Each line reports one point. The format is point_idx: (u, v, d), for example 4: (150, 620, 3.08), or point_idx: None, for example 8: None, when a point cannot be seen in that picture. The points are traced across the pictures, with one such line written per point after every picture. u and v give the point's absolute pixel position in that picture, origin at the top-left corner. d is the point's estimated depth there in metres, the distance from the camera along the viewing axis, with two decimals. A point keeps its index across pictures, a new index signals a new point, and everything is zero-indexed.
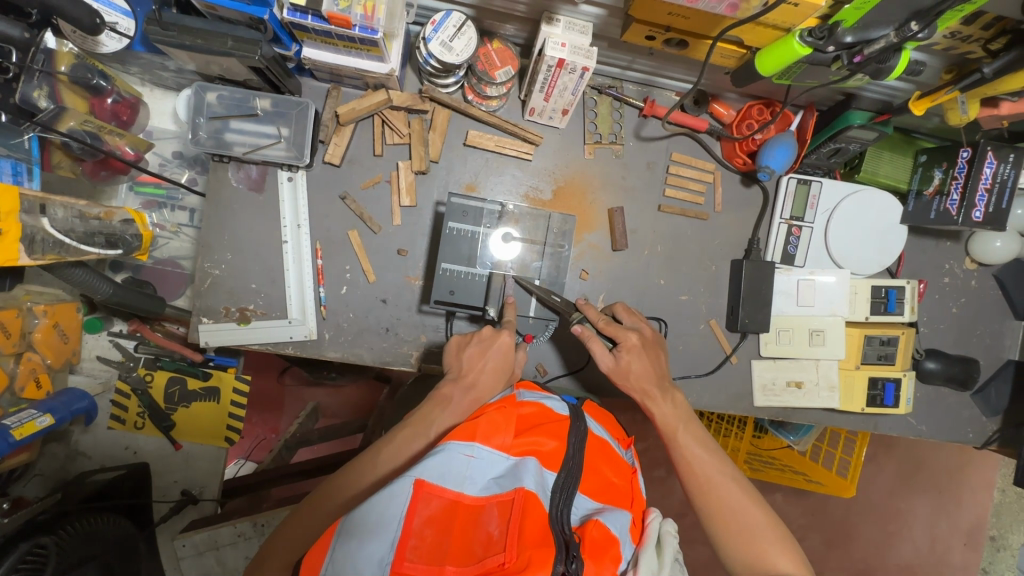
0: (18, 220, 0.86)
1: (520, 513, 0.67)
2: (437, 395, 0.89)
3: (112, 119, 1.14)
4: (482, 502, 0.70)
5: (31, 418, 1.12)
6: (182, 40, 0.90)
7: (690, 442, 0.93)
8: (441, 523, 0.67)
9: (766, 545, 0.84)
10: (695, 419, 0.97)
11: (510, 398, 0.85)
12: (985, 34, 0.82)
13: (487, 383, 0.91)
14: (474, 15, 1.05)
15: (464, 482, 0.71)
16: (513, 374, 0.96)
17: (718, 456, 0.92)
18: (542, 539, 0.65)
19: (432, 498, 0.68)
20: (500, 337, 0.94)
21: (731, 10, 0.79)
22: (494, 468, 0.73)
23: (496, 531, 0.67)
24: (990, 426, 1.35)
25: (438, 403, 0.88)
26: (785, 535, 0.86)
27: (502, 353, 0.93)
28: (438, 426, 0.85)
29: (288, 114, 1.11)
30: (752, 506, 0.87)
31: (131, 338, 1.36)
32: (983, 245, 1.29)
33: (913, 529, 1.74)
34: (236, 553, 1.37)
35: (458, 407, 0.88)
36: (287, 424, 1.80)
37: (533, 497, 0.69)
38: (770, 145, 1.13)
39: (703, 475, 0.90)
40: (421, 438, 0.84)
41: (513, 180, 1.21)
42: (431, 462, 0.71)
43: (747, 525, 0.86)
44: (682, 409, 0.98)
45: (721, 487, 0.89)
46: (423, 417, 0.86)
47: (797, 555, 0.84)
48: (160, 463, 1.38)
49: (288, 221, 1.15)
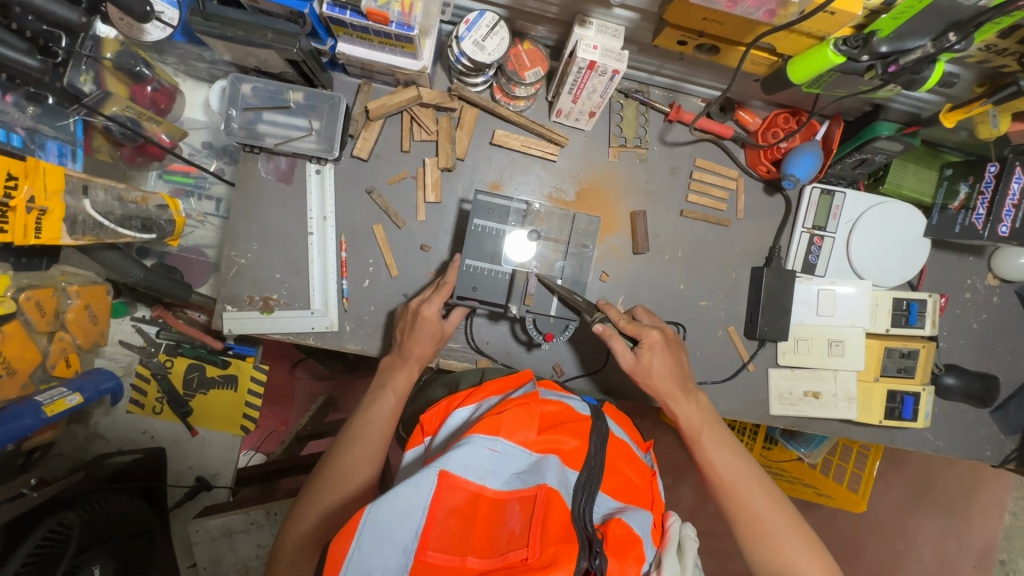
0: (62, 200, 0.89)
1: (542, 510, 0.68)
2: (386, 365, 1.07)
3: (150, 106, 1.16)
4: (505, 496, 0.71)
5: (62, 396, 1.15)
6: (224, 31, 0.92)
7: (714, 445, 0.94)
8: (464, 515, 0.68)
9: (792, 553, 0.84)
10: (719, 422, 0.98)
11: (533, 395, 0.84)
12: (1021, 49, 0.82)
13: (422, 347, 1.05)
14: (507, 16, 1.07)
15: (487, 476, 0.71)
16: (443, 336, 1.08)
17: (743, 460, 0.93)
18: (565, 535, 0.65)
19: (455, 489, 0.69)
20: (420, 313, 1.06)
21: (768, 16, 0.80)
22: (516, 463, 0.74)
23: (518, 527, 0.67)
24: (1007, 444, 1.33)
25: (387, 369, 1.06)
26: (811, 541, 0.86)
27: (434, 330, 1.06)
28: (394, 384, 1.03)
29: (319, 107, 1.12)
30: (779, 513, 0.87)
31: (153, 325, 1.39)
32: (1006, 261, 1.28)
33: (922, 548, 1.71)
34: (249, 540, 1.38)
35: (404, 384, 1.03)
36: (297, 416, 1.82)
37: (555, 494, 0.69)
38: (795, 153, 1.14)
39: (728, 479, 0.91)
40: (391, 401, 1.00)
41: (537, 180, 1.22)
42: (456, 453, 0.71)
43: (774, 532, 0.86)
44: (705, 412, 0.98)
45: (745, 491, 0.89)
46: (378, 382, 1.05)
47: (825, 564, 0.84)
48: (176, 449, 1.40)
49: (314, 214, 1.17)
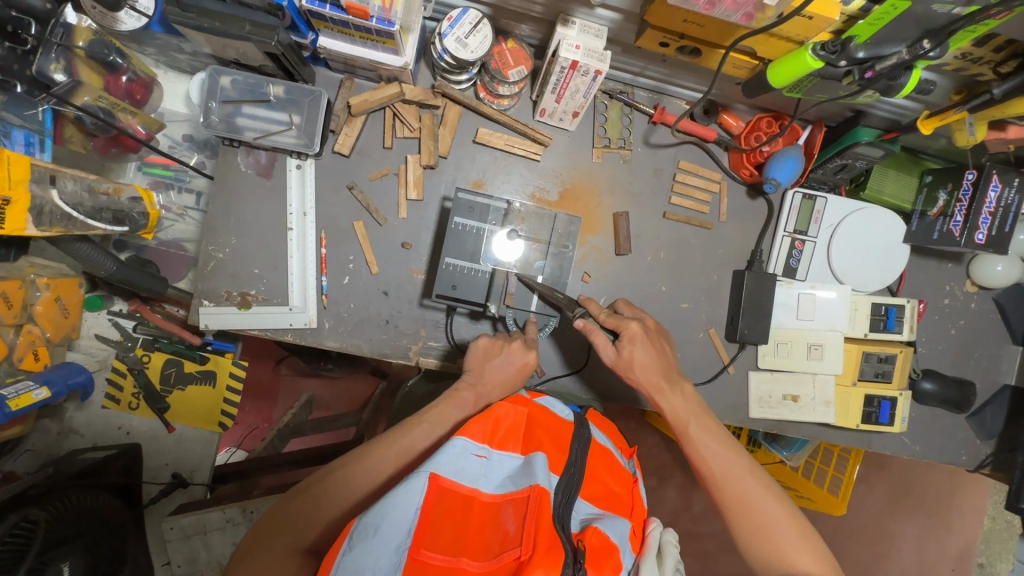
0: (28, 190, 0.87)
1: (535, 511, 0.67)
2: (455, 394, 0.90)
3: (126, 97, 1.15)
4: (498, 500, 0.71)
5: (28, 390, 1.12)
6: (201, 22, 0.91)
7: (703, 437, 0.93)
8: (458, 517, 0.69)
9: (784, 543, 0.84)
10: (706, 411, 0.96)
11: (523, 398, 0.86)
12: (996, 57, 0.83)
13: (492, 381, 0.94)
14: (491, 14, 1.06)
15: (480, 479, 0.73)
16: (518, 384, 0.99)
17: (733, 450, 0.91)
18: (553, 542, 0.64)
19: (447, 492, 0.70)
20: (511, 343, 0.97)
21: (746, 19, 0.81)
22: (506, 469, 0.76)
23: (513, 527, 0.68)
24: (983, 449, 1.35)
25: (453, 402, 0.89)
26: (804, 529, 0.86)
27: (523, 360, 0.96)
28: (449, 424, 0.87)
29: (300, 102, 1.12)
30: (771, 502, 0.87)
31: (130, 319, 1.36)
32: (985, 268, 1.30)
33: (902, 555, 1.70)
34: (224, 538, 1.36)
35: (474, 403, 0.91)
36: (281, 414, 1.80)
37: (547, 494, 0.69)
38: (777, 157, 1.14)
39: (718, 469, 0.90)
40: (439, 433, 0.85)
41: (520, 179, 1.22)
42: (446, 457, 0.72)
43: (767, 522, 0.85)
44: (692, 402, 0.96)
45: (736, 480, 0.88)
46: (437, 410, 0.87)
47: (819, 552, 0.84)
48: (152, 445, 1.38)
49: (295, 208, 1.16)
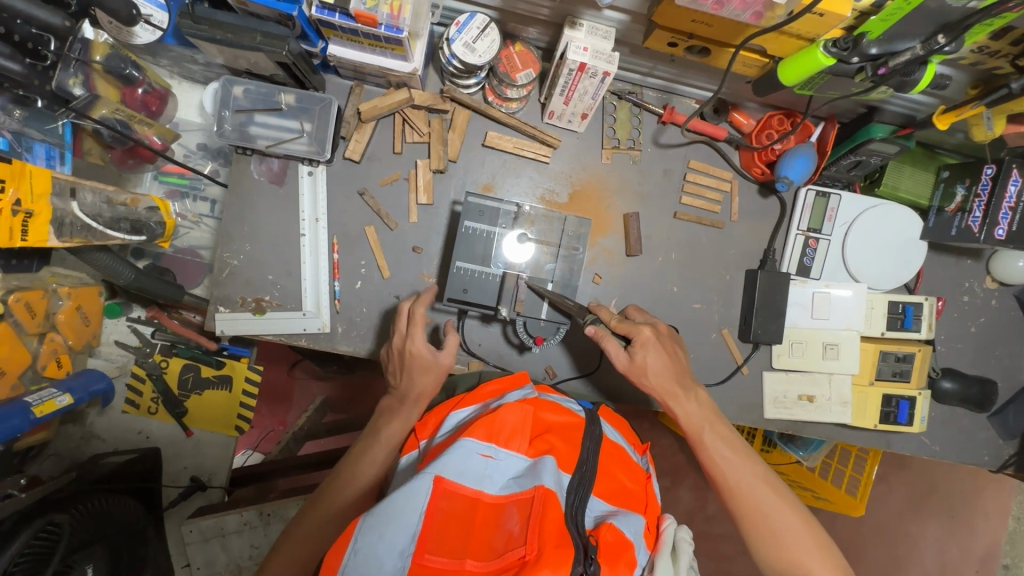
0: (50, 203, 0.90)
1: (540, 513, 0.67)
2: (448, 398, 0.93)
3: (141, 109, 1.17)
4: (502, 501, 0.71)
5: (51, 397, 1.16)
6: (213, 34, 0.92)
7: (717, 445, 0.92)
8: (462, 518, 0.69)
9: (798, 551, 0.83)
10: (721, 418, 0.96)
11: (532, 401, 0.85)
12: (1013, 51, 0.81)
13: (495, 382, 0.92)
14: (499, 18, 1.06)
15: (484, 480, 0.72)
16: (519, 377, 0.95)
17: (746, 456, 0.91)
18: (561, 540, 0.64)
19: (451, 493, 0.69)
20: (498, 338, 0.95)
21: (756, 18, 0.80)
22: (512, 469, 0.75)
23: (517, 528, 0.67)
24: (1006, 449, 1.32)
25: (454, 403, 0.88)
26: (820, 537, 0.85)
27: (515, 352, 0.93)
28: None
29: (312, 109, 1.13)
30: (787, 510, 0.86)
31: (148, 325, 1.39)
32: (1005, 264, 1.27)
33: (922, 555, 1.67)
34: (242, 541, 1.39)
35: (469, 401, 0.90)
36: (296, 417, 1.82)
37: (552, 496, 0.69)
38: (789, 155, 1.13)
39: (732, 477, 0.89)
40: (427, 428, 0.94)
41: (529, 182, 1.22)
42: (452, 458, 0.71)
43: (782, 529, 0.84)
44: (706, 408, 0.96)
45: (751, 488, 0.87)
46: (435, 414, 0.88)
47: (834, 559, 0.83)
48: (171, 449, 1.41)
49: (307, 215, 1.17)
